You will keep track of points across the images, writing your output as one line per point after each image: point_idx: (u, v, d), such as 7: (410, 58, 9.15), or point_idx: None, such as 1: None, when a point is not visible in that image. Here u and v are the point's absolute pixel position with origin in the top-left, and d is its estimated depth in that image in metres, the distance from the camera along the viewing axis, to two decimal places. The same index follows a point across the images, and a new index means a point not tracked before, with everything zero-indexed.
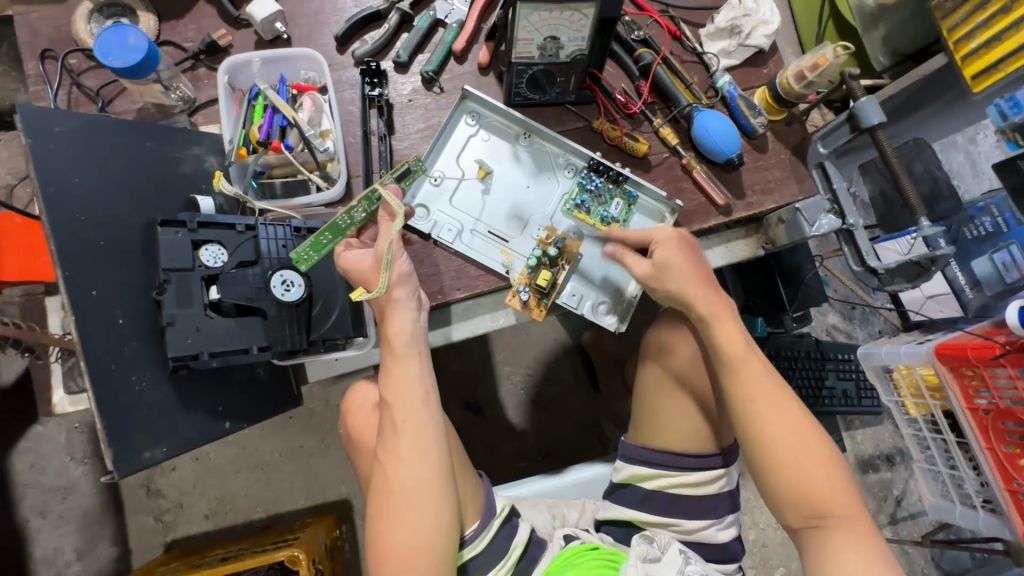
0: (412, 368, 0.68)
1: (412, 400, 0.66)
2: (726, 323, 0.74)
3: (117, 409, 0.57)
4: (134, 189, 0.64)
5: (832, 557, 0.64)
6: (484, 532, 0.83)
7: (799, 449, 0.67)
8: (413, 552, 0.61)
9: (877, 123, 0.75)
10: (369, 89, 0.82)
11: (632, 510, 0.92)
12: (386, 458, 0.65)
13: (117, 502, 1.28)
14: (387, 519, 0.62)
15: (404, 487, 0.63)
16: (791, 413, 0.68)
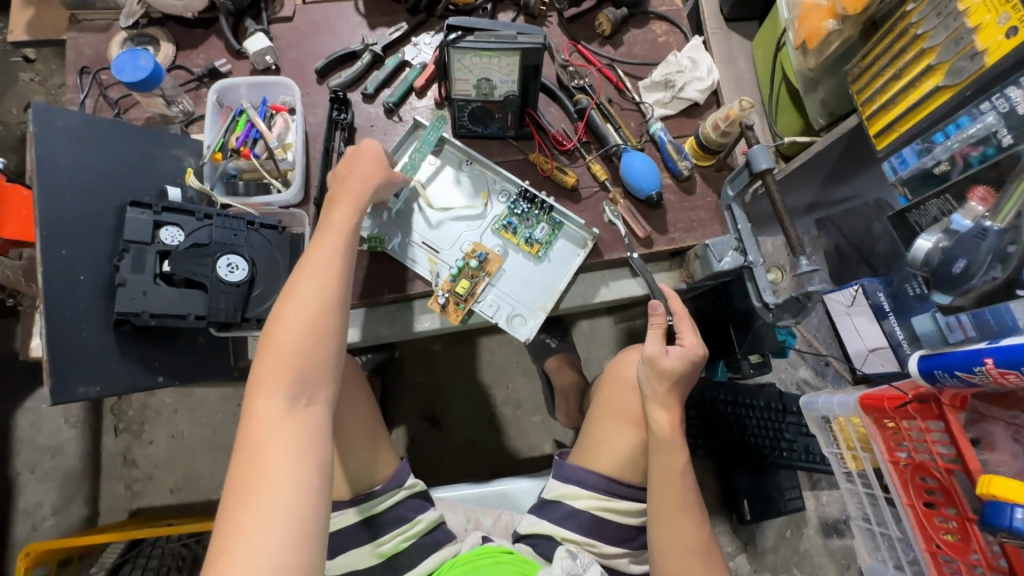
0: (343, 213, 0.76)
1: (338, 233, 0.75)
2: (672, 443, 0.90)
3: (64, 347, 0.71)
4: (115, 175, 0.79)
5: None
6: (391, 493, 0.89)
7: (683, 542, 0.84)
8: (301, 356, 0.66)
9: (767, 168, 0.83)
10: (335, 113, 0.96)
11: (556, 527, 0.91)
12: (299, 274, 0.70)
13: (96, 466, 1.40)
14: (280, 323, 0.67)
15: (308, 298, 0.68)
16: (685, 509, 0.86)
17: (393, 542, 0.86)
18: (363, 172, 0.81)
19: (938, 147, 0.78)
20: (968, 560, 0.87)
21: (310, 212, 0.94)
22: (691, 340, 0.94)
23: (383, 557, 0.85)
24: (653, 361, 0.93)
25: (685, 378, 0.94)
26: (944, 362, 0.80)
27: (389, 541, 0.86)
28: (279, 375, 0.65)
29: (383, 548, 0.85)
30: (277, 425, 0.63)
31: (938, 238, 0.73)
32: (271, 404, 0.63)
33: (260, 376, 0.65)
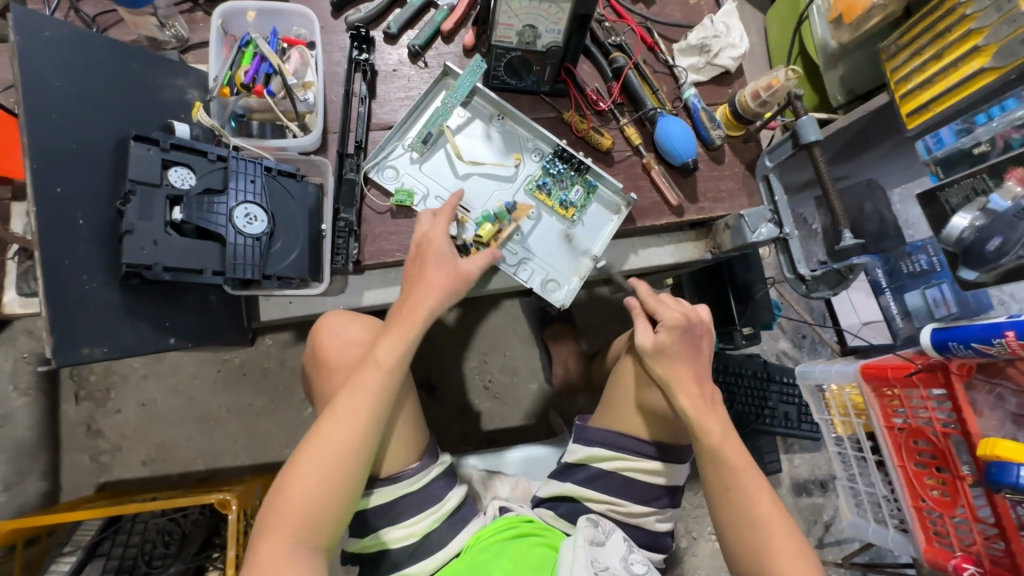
0: (394, 348, 0.72)
1: (382, 370, 0.71)
2: (709, 416, 0.81)
3: (64, 302, 0.60)
4: (111, 102, 0.68)
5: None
6: (424, 473, 0.84)
7: (756, 518, 0.75)
8: (328, 479, 0.65)
9: (814, 140, 0.84)
10: (356, 53, 0.87)
11: (578, 488, 0.90)
12: (368, 363, 0.71)
13: (54, 437, 1.27)
14: (339, 406, 0.68)
15: (351, 432, 0.67)
16: (750, 480, 0.77)
17: (426, 521, 0.82)
18: (441, 266, 0.77)
19: (978, 129, 0.81)
20: (953, 514, 0.96)
21: (331, 159, 0.86)
22: (669, 316, 0.86)
23: (417, 537, 0.81)
24: (648, 349, 0.85)
25: (693, 344, 0.86)
26: (960, 334, 0.85)
27: (422, 520, 0.82)
28: (315, 462, 0.66)
29: (411, 529, 0.81)
30: (298, 501, 0.64)
31: (974, 216, 0.77)
32: (302, 482, 0.65)
33: (317, 441, 0.67)
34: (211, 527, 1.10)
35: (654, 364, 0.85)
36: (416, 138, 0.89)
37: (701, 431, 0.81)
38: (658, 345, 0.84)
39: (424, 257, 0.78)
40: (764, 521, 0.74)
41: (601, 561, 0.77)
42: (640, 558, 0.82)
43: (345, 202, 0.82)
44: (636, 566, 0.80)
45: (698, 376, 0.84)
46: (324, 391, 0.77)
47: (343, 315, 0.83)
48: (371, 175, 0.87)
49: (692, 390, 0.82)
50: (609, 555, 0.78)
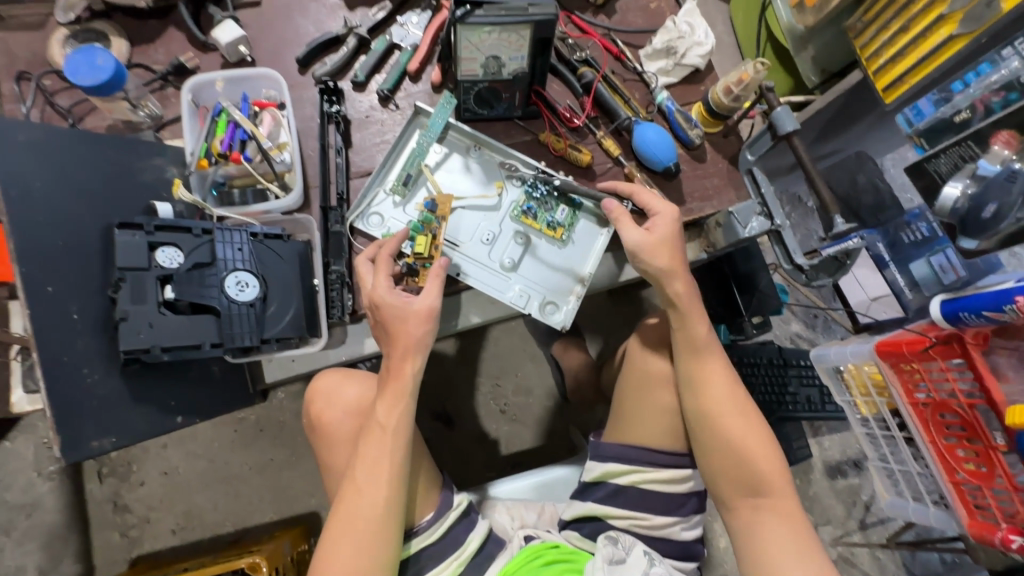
0: (394, 409, 0.74)
1: (387, 434, 0.73)
2: (708, 363, 0.83)
3: (68, 401, 0.60)
4: (92, 193, 0.69)
5: (764, 536, 0.76)
6: (441, 521, 0.83)
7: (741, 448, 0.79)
8: (362, 554, 0.67)
9: (791, 130, 0.83)
10: (327, 106, 0.88)
11: (598, 506, 0.88)
12: (374, 430, 0.73)
13: (83, 517, 1.27)
14: (357, 476, 0.71)
15: (371, 505, 0.69)
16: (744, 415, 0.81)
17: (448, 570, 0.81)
18: (400, 317, 0.75)
19: (956, 96, 0.81)
20: (991, 486, 0.93)
21: (315, 215, 0.87)
22: (664, 208, 0.85)
23: None
24: (642, 247, 0.83)
25: (679, 236, 0.85)
26: (969, 304, 0.84)
27: (444, 570, 0.81)
28: (345, 540, 0.68)
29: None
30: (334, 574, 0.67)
31: (965, 184, 0.77)
32: (337, 559, 0.67)
33: (345, 516, 0.69)
34: None
35: (646, 256, 0.83)
36: (396, 182, 0.90)
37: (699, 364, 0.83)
38: (654, 241, 0.83)
39: (397, 322, 0.75)
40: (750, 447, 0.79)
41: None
42: (663, 572, 0.79)
43: (335, 255, 0.84)
44: None
45: (678, 246, 0.85)
46: (332, 464, 0.79)
47: (336, 374, 0.83)
48: (357, 225, 0.87)
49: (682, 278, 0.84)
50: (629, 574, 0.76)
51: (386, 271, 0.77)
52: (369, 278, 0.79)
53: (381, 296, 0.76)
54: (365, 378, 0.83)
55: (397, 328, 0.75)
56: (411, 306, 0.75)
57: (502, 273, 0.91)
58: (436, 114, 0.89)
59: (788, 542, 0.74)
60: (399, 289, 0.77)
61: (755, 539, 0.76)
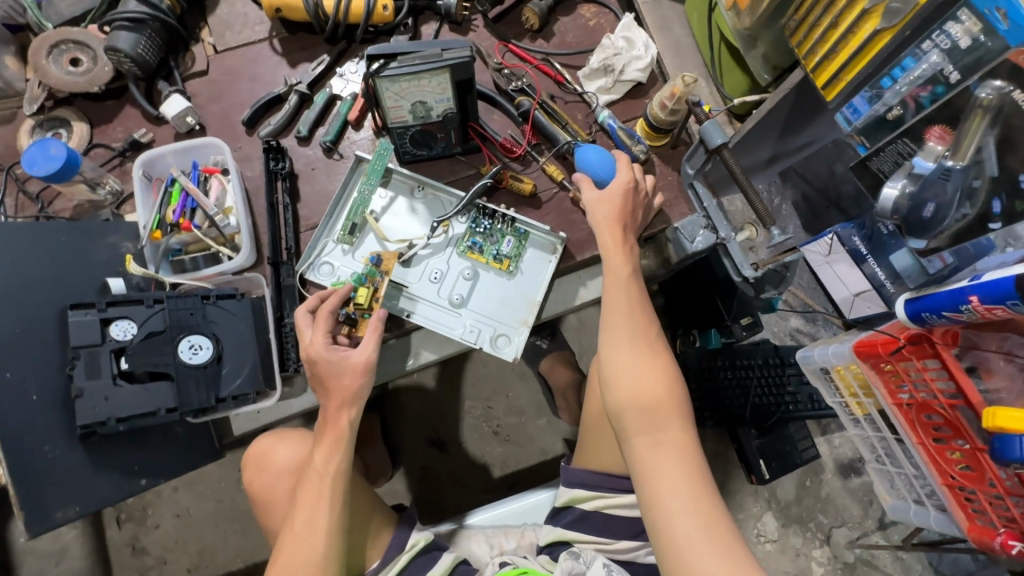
0: (327, 454, 0.74)
1: (322, 481, 0.73)
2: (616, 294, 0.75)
3: (29, 475, 0.66)
4: (44, 279, 0.74)
5: (659, 481, 0.65)
6: (392, 565, 0.83)
7: (641, 378, 0.70)
8: None
9: (722, 141, 0.81)
10: (272, 164, 0.92)
11: (567, 532, 0.89)
12: (308, 480, 0.73)
13: (106, 561, 1.36)
14: (294, 527, 0.70)
15: (308, 557, 0.68)
16: (646, 352, 0.72)
17: None
18: (335, 365, 0.77)
19: (886, 93, 0.76)
20: (984, 489, 0.88)
21: (266, 272, 0.90)
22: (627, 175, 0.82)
23: None
24: (593, 202, 0.81)
25: (635, 203, 0.82)
26: (929, 304, 0.79)
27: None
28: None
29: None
30: None
31: (902, 183, 0.77)
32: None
33: (281, 566, 0.69)
34: None
35: (595, 209, 0.80)
36: (343, 230, 0.92)
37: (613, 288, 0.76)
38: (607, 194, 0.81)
39: (332, 376, 0.77)
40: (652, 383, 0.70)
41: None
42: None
43: (287, 306, 0.88)
44: None
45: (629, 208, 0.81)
46: (269, 529, 0.77)
47: (269, 437, 0.82)
48: (308, 276, 0.91)
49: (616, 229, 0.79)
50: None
51: (323, 330, 0.78)
52: (309, 333, 0.79)
53: (318, 354, 0.77)
54: (299, 437, 0.81)
55: (333, 382, 0.76)
56: (347, 359, 0.76)
57: (451, 309, 0.92)
58: (374, 161, 0.91)
59: (684, 490, 0.64)
60: (335, 346, 0.78)
61: (650, 480, 0.66)
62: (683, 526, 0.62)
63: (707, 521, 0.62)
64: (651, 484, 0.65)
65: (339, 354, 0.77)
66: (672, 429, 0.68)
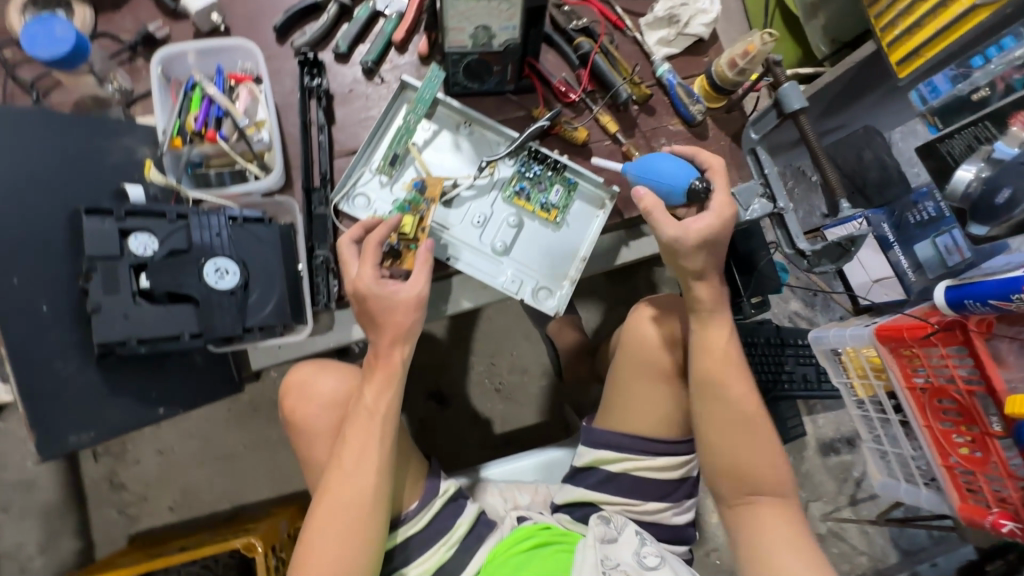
0: (380, 397, 0.74)
1: (374, 418, 0.73)
2: (722, 392, 0.77)
3: (40, 395, 0.59)
4: (52, 178, 0.65)
5: (768, 542, 0.73)
6: (425, 510, 0.84)
7: (737, 448, 0.76)
8: (352, 533, 0.68)
9: (801, 107, 0.79)
10: (307, 80, 0.83)
11: (591, 492, 0.89)
12: (358, 417, 0.73)
13: (80, 495, 1.28)
14: (344, 461, 0.71)
15: (358, 494, 0.70)
16: (739, 429, 0.76)
17: (436, 554, 0.83)
18: (391, 305, 0.74)
19: (976, 72, 0.77)
20: (986, 472, 0.93)
21: (297, 197, 0.83)
22: (722, 204, 0.75)
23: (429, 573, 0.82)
24: (678, 239, 0.73)
25: (727, 232, 0.76)
26: (975, 292, 0.82)
27: (432, 556, 0.82)
28: (331, 526, 0.69)
29: (423, 567, 0.82)
30: (326, 559, 0.67)
31: (979, 167, 0.73)
32: (322, 544, 0.68)
33: (332, 500, 0.70)
34: (243, 568, 1.11)
35: (687, 245, 0.74)
36: (383, 161, 0.86)
37: (711, 375, 0.78)
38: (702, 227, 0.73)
39: (385, 313, 0.74)
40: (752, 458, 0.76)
41: (612, 559, 0.79)
42: (653, 549, 0.82)
43: (319, 239, 0.81)
44: (649, 560, 0.80)
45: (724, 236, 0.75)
46: (313, 458, 0.78)
47: (308, 367, 0.81)
48: (342, 207, 0.83)
49: (711, 283, 0.77)
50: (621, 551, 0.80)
51: (371, 259, 0.74)
52: (355, 267, 0.76)
53: (366, 286, 0.73)
54: (343, 369, 0.82)
55: (385, 318, 0.74)
56: (398, 296, 0.73)
57: (494, 257, 0.88)
58: (423, 90, 0.84)
59: (786, 540, 0.72)
60: (383, 277, 0.74)
61: (751, 536, 0.75)
62: (785, 573, 0.70)
63: (805, 568, 0.70)
64: (756, 559, 0.73)
65: (405, 287, 0.75)
66: (772, 493, 0.75)
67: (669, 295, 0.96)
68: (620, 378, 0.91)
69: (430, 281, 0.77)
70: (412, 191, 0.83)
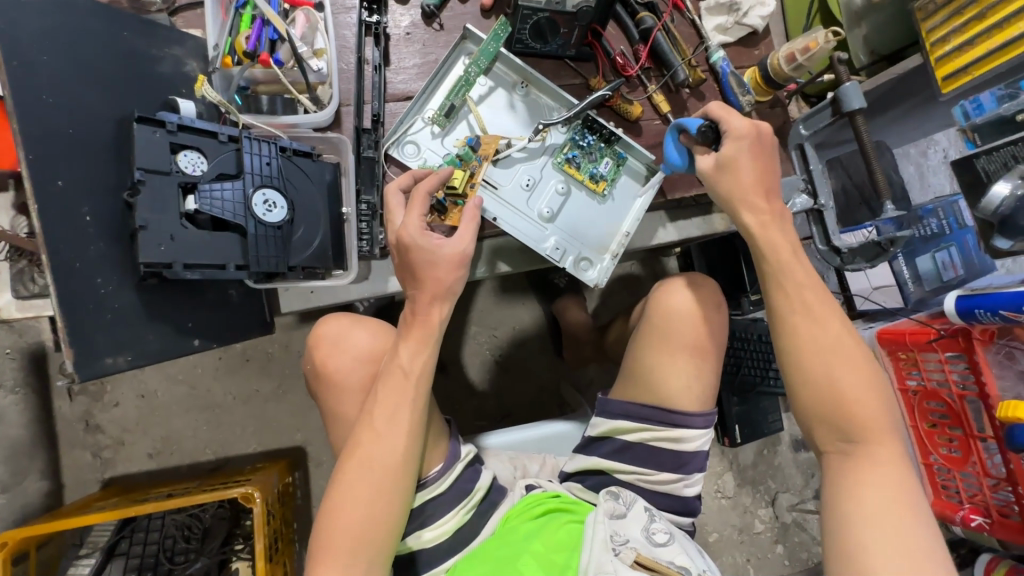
0: (415, 354, 0.68)
1: (407, 378, 0.67)
2: (806, 296, 0.64)
3: (78, 310, 0.55)
4: (103, 80, 0.60)
5: (854, 495, 0.58)
6: (450, 471, 0.83)
7: (826, 368, 0.62)
8: (378, 496, 0.63)
9: (858, 108, 0.84)
10: (366, 14, 0.79)
11: (604, 460, 0.89)
12: (390, 373, 0.68)
13: (51, 435, 1.20)
14: (373, 420, 0.66)
15: (389, 454, 0.64)
16: (838, 354, 0.62)
17: (456, 517, 0.81)
18: (434, 259, 0.69)
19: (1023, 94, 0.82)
20: (962, 470, 1.00)
21: (348, 136, 0.79)
22: (738, 124, 0.67)
23: (447, 535, 0.80)
24: (707, 178, 0.69)
25: (763, 152, 0.68)
26: (986, 302, 0.89)
27: (453, 518, 0.81)
28: (360, 485, 0.64)
29: (444, 528, 0.80)
30: (347, 521, 0.62)
31: (1015, 184, 0.77)
32: (349, 504, 0.63)
33: (358, 459, 0.64)
34: (232, 519, 1.07)
35: (715, 183, 0.69)
36: (437, 111, 0.83)
37: (785, 285, 0.65)
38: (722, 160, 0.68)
39: (427, 267, 0.69)
40: (849, 390, 0.61)
41: (621, 534, 0.77)
42: (662, 526, 0.80)
43: (366, 183, 0.77)
44: (658, 535, 0.78)
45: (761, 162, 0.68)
46: (341, 413, 0.74)
47: (344, 319, 0.77)
48: (392, 153, 0.80)
49: (759, 201, 0.67)
50: (629, 527, 0.78)
51: (417, 211, 0.70)
52: (399, 216, 0.72)
53: (410, 236, 0.69)
54: (376, 325, 0.78)
55: (426, 273, 0.69)
56: (442, 251, 0.68)
57: (540, 222, 0.87)
58: (489, 40, 0.81)
59: (886, 503, 0.57)
60: (428, 230, 0.70)
61: (838, 490, 0.60)
62: (868, 533, 0.56)
63: (899, 537, 0.55)
64: (842, 498, 0.59)
65: (444, 243, 0.70)
66: (869, 439, 0.60)
67: (708, 279, 0.95)
68: (643, 344, 0.90)
69: (476, 240, 0.73)
70: (463, 144, 0.81)
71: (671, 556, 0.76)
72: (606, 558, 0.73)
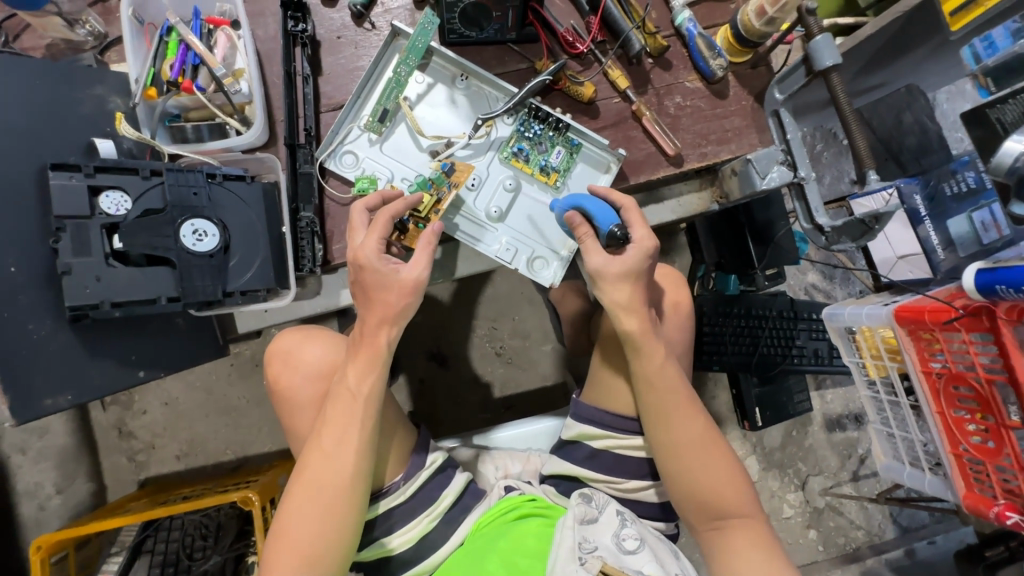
0: (364, 378, 0.70)
1: (357, 399, 0.69)
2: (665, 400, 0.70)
3: (14, 356, 0.60)
4: (21, 133, 0.63)
5: (738, 562, 0.65)
6: (414, 478, 0.83)
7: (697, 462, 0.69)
8: (331, 512, 0.66)
9: (830, 65, 0.77)
10: (290, 24, 0.77)
11: (578, 467, 0.84)
12: (340, 397, 0.70)
13: (91, 442, 1.32)
14: (324, 442, 0.68)
15: (340, 472, 0.66)
16: (708, 446, 0.70)
17: (420, 525, 0.82)
18: (388, 287, 0.69)
19: None
20: (996, 463, 0.89)
21: (280, 154, 0.78)
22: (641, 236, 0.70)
23: (411, 543, 0.82)
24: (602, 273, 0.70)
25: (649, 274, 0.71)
26: (1008, 277, 0.78)
27: (415, 526, 0.82)
28: (311, 503, 0.66)
29: (407, 536, 0.81)
30: (298, 540, 0.64)
31: None
32: (298, 522, 0.65)
33: (306, 484, 0.67)
34: (240, 518, 1.14)
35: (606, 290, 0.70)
36: (371, 117, 0.80)
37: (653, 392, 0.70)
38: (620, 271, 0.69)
39: (378, 290, 0.69)
40: (714, 479, 0.69)
41: (590, 541, 0.72)
42: (633, 532, 0.76)
43: (303, 199, 0.76)
44: (628, 543, 0.74)
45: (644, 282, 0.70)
46: (296, 427, 0.78)
47: (298, 334, 0.81)
48: (328, 165, 0.79)
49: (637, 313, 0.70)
50: (600, 533, 0.74)
51: (378, 237, 0.70)
52: (360, 235, 0.71)
53: (369, 265, 0.69)
54: (330, 339, 0.81)
55: (377, 295, 0.69)
56: (397, 276, 0.68)
57: (489, 224, 0.84)
58: (419, 36, 0.77)
59: (761, 563, 0.65)
60: (388, 258, 0.71)
61: (723, 560, 0.67)
62: None
63: None
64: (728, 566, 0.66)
65: (396, 269, 0.70)
66: (737, 513, 0.68)
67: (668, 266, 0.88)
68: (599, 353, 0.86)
69: (431, 264, 0.72)
70: (438, 163, 0.80)
71: (639, 565, 0.71)
72: (572, 568, 0.67)
